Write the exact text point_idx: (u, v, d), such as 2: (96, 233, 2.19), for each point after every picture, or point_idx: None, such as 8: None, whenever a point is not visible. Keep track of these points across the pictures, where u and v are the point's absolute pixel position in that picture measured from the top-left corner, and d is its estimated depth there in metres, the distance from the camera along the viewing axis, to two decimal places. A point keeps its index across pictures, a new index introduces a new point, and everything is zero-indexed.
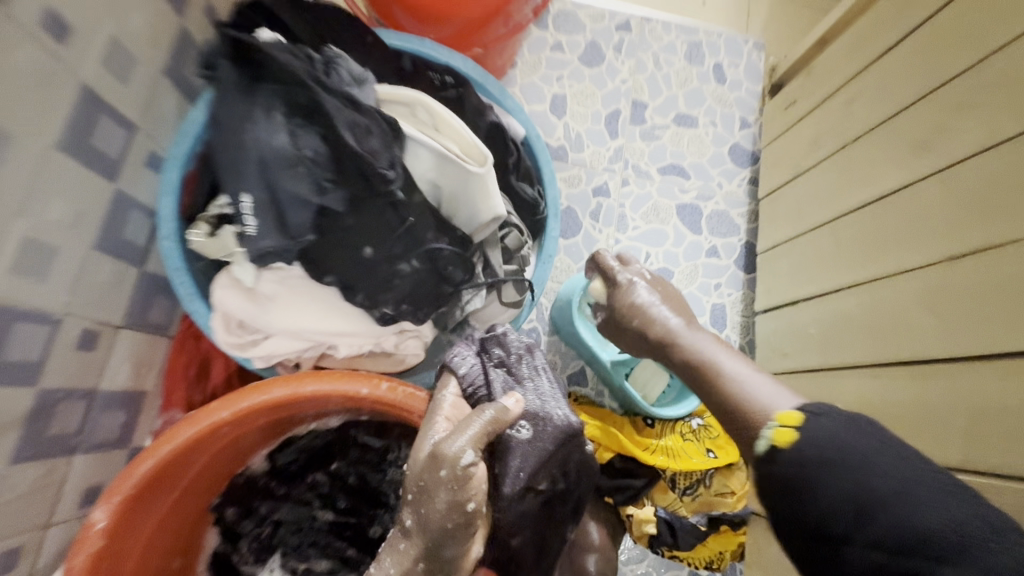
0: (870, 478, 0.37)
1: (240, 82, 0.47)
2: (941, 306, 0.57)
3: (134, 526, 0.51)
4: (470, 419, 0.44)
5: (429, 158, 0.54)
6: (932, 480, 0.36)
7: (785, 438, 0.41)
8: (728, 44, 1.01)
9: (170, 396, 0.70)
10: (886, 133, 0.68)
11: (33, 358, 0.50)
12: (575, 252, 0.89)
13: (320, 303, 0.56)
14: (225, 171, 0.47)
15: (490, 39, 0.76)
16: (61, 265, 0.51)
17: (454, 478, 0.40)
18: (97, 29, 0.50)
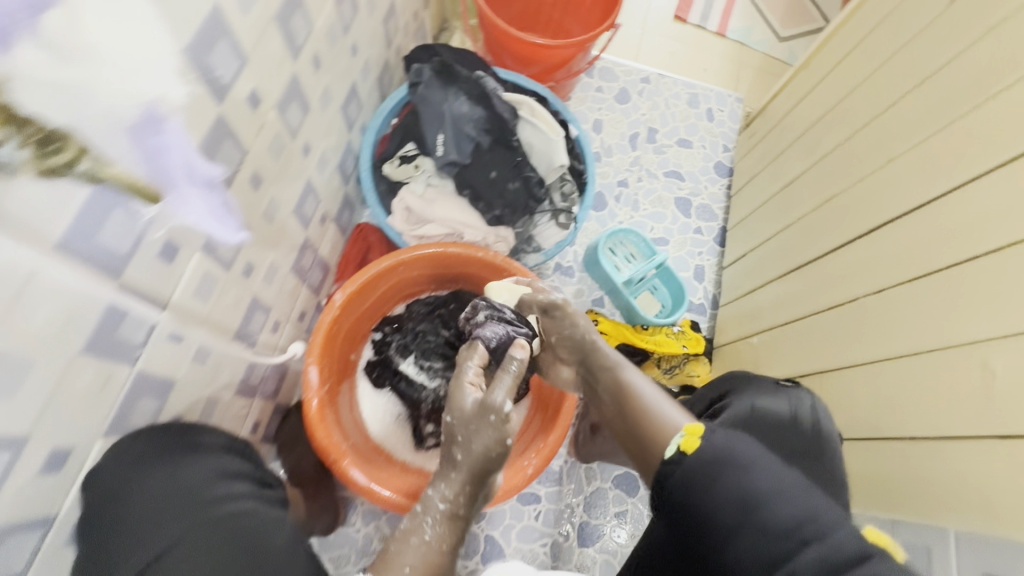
0: (752, 481, 0.57)
1: (442, 80, 0.96)
2: (821, 237, 0.96)
3: (349, 312, 0.94)
4: (501, 379, 0.74)
5: (530, 130, 1.00)
6: (775, 481, 0.57)
7: (691, 443, 0.62)
8: (718, 97, 1.47)
9: (342, 272, 1.12)
10: (801, 145, 1.10)
11: (309, 214, 0.93)
12: (601, 220, 1.31)
13: (456, 205, 1.00)
14: (429, 123, 0.94)
15: (561, 78, 1.23)
16: (327, 170, 0.96)
17: (498, 421, 0.70)
18: (364, 52, 0.97)
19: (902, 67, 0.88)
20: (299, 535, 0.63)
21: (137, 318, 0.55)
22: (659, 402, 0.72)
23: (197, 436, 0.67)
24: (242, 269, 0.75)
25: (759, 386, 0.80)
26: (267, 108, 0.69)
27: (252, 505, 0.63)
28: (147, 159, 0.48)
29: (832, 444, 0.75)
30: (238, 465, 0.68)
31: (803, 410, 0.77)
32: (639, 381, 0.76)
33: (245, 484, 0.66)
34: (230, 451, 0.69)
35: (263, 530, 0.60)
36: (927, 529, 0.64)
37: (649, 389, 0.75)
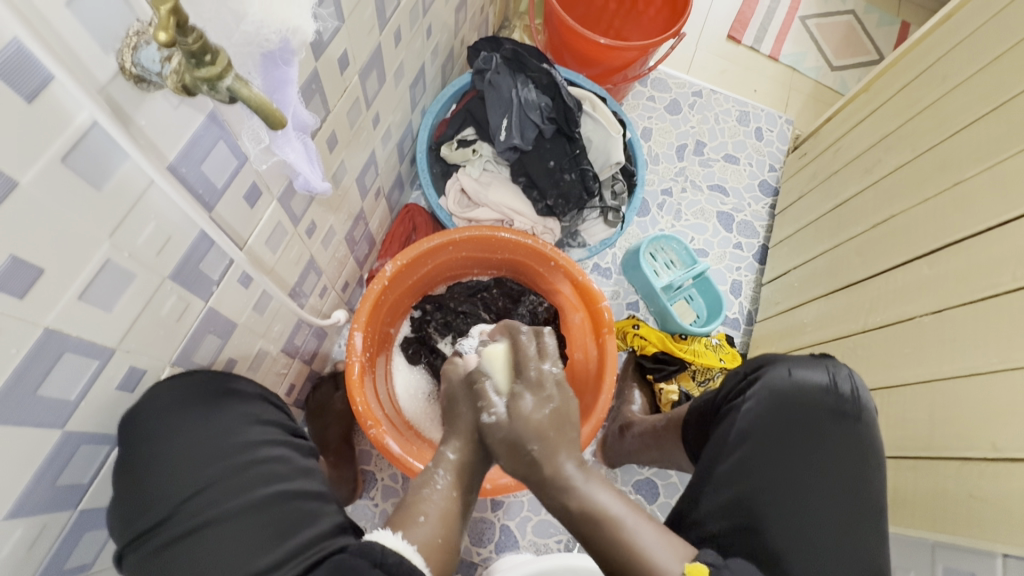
0: None
1: (512, 68, 1.00)
2: (872, 259, 0.96)
3: (395, 286, 0.96)
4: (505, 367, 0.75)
5: (591, 125, 1.03)
6: None
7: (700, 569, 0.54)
8: (767, 117, 1.48)
9: (386, 249, 1.14)
10: (856, 167, 1.11)
11: (368, 184, 0.95)
12: (643, 226, 1.32)
13: (508, 190, 1.03)
14: (494, 108, 0.99)
15: (619, 81, 1.24)
16: (389, 145, 0.97)
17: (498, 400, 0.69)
18: (439, 36, 0.99)
19: (972, 94, 0.89)
20: (325, 488, 0.64)
21: (218, 253, 0.57)
22: (631, 517, 0.57)
23: (233, 380, 0.64)
24: (306, 228, 0.77)
25: (794, 356, 0.77)
26: (351, 72, 0.71)
27: (284, 456, 0.63)
28: (271, 87, 0.43)
29: (867, 413, 0.73)
30: (271, 412, 0.67)
31: (842, 379, 0.74)
32: (604, 490, 0.59)
33: (278, 431, 0.65)
34: (263, 400, 0.67)
35: (295, 481, 0.61)
36: (974, 554, 0.64)
37: (614, 501, 0.59)
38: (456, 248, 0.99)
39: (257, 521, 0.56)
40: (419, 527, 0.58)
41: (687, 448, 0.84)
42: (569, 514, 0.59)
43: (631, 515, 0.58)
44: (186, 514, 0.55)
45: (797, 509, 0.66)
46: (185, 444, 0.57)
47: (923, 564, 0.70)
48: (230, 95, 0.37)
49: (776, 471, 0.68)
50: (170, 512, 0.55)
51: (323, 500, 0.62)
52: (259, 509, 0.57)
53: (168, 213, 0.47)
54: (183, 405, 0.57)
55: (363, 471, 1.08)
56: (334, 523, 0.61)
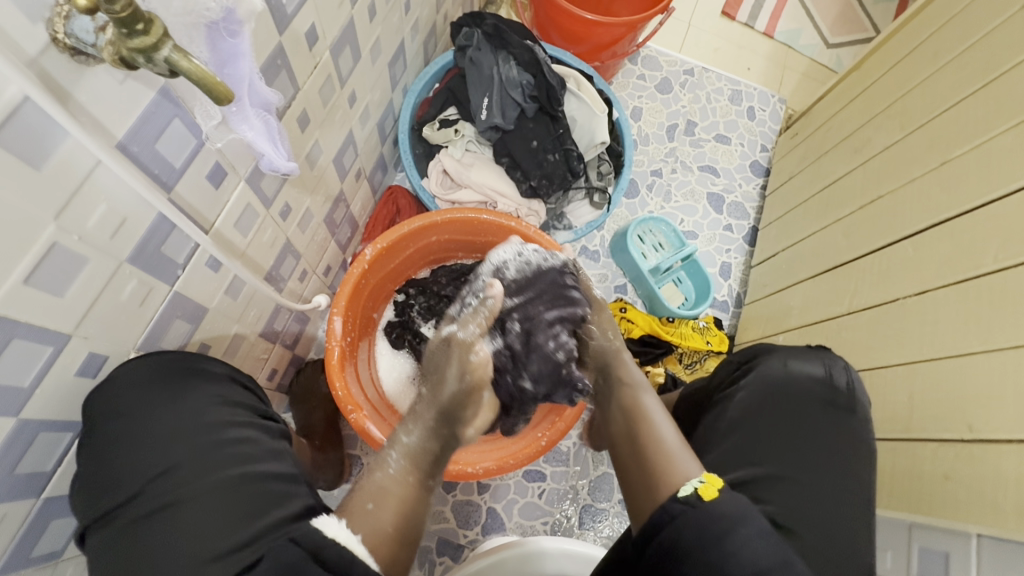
0: None
1: (493, 46, 0.97)
2: (858, 241, 0.95)
3: (375, 270, 0.94)
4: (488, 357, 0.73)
5: (575, 104, 1.00)
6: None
7: (710, 491, 0.56)
8: (760, 96, 1.45)
9: (370, 232, 1.12)
10: (846, 145, 1.09)
11: (347, 165, 0.93)
12: (631, 208, 1.30)
13: (491, 171, 1.01)
14: (475, 87, 0.96)
15: (607, 59, 1.21)
16: (369, 125, 0.95)
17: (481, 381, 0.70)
18: (418, 11, 0.96)
19: (964, 68, 0.86)
20: (297, 471, 0.64)
21: (181, 236, 0.55)
22: (678, 450, 0.63)
23: (203, 361, 0.63)
24: (280, 210, 0.75)
25: (791, 348, 0.76)
26: (321, 48, 0.69)
27: (255, 438, 0.62)
28: (220, 59, 0.41)
29: (862, 408, 0.72)
30: (243, 394, 0.66)
31: (837, 371, 0.73)
32: (661, 421, 0.67)
33: (250, 413, 0.65)
34: (233, 380, 0.66)
35: (267, 463, 0.61)
36: (949, 535, 0.64)
37: (667, 425, 0.67)
38: (438, 230, 0.96)
39: (224, 502, 0.55)
40: (367, 515, 0.57)
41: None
42: (630, 437, 0.68)
43: (679, 450, 0.63)
44: (153, 494, 0.55)
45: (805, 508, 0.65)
46: (151, 424, 0.57)
47: (899, 544, 0.70)
48: (169, 67, 0.35)
49: (773, 462, 0.67)
50: (135, 491, 0.54)
51: (295, 482, 0.62)
52: (223, 493, 0.56)
53: (121, 194, 0.45)
54: (153, 384, 0.56)
55: (348, 456, 1.08)
56: (308, 505, 0.61)
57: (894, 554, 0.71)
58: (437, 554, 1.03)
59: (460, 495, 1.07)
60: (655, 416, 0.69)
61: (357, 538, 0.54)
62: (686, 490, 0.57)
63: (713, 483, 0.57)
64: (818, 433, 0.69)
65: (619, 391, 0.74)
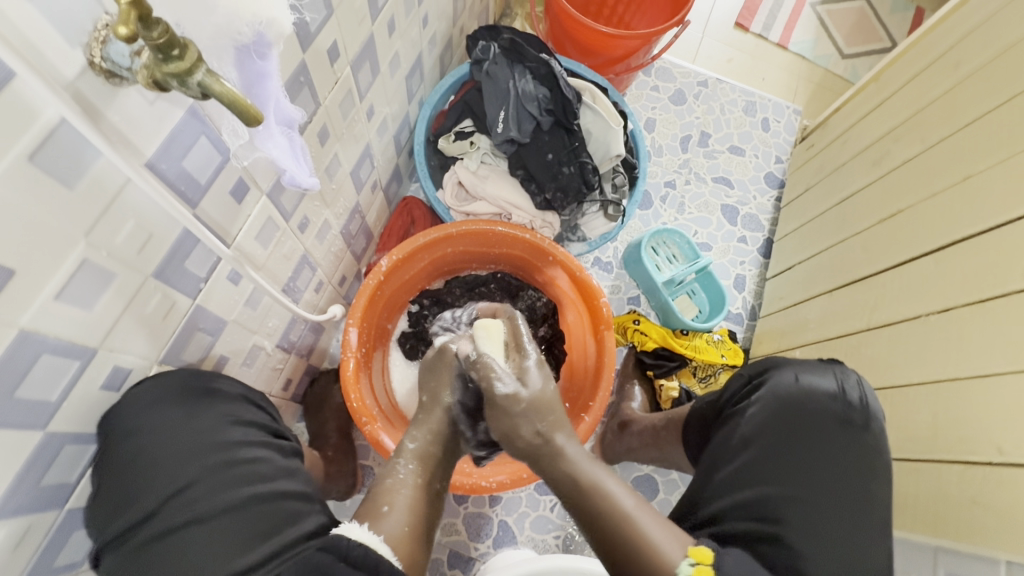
0: None
1: (509, 59, 0.97)
2: (877, 256, 0.94)
3: (389, 281, 0.94)
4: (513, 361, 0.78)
5: (590, 116, 1.00)
6: None
7: (705, 571, 0.56)
8: (775, 107, 1.45)
9: (384, 243, 1.13)
10: (864, 158, 1.08)
11: (363, 178, 0.94)
12: (645, 219, 1.29)
13: (506, 183, 1.01)
14: (491, 100, 0.96)
15: (621, 71, 1.21)
16: (385, 138, 0.96)
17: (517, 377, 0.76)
18: (435, 26, 0.97)
19: (986, 82, 0.85)
20: (308, 488, 0.64)
21: (204, 251, 0.56)
22: (639, 512, 0.59)
23: (216, 379, 0.64)
24: (298, 223, 0.76)
25: (804, 362, 0.75)
26: (342, 63, 0.70)
27: (266, 457, 0.63)
28: (248, 81, 0.42)
29: (876, 425, 0.70)
30: (255, 412, 0.67)
31: (850, 386, 0.72)
32: (603, 475, 0.63)
33: (261, 432, 0.65)
34: (247, 399, 0.67)
35: (278, 481, 0.61)
36: (976, 560, 0.62)
37: (623, 492, 0.61)
38: (452, 242, 0.97)
39: (236, 521, 0.56)
40: (384, 519, 0.60)
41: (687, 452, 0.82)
42: (576, 492, 0.62)
43: (638, 509, 0.60)
44: (165, 515, 0.55)
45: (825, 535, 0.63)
46: (166, 444, 0.57)
47: (923, 567, 0.69)
48: (202, 91, 0.36)
49: (779, 483, 0.65)
50: (151, 509, 0.55)
51: (306, 501, 0.62)
52: (237, 513, 0.57)
53: (148, 210, 0.46)
54: (166, 403, 0.57)
55: (361, 467, 1.08)
56: (320, 523, 0.62)
57: None
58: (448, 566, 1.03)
59: (473, 507, 1.06)
60: (608, 483, 0.62)
61: (380, 539, 0.57)
62: (685, 573, 0.56)
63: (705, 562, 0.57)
64: (833, 450, 0.68)
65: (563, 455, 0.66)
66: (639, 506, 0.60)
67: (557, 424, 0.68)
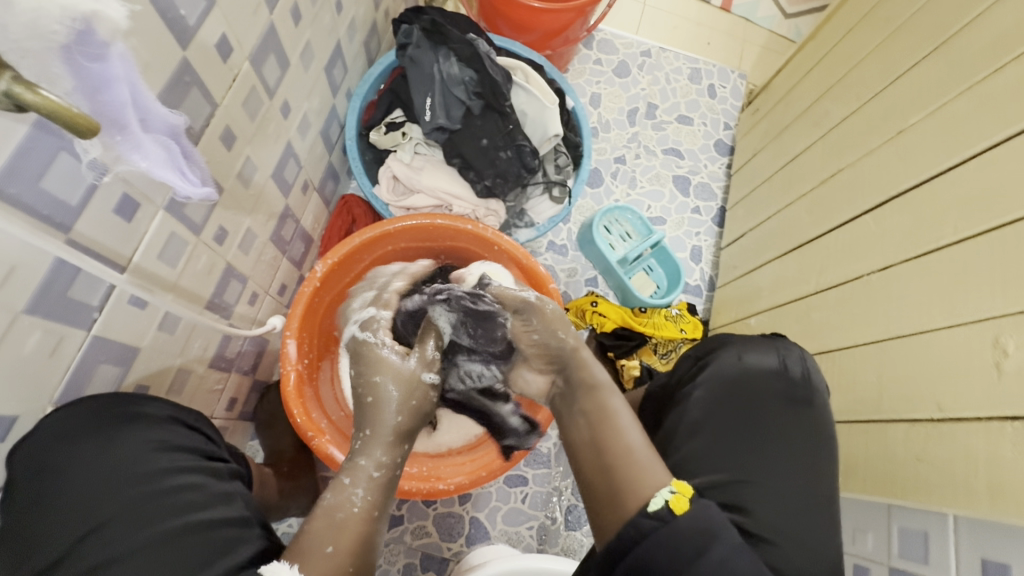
0: None
1: (431, 42, 0.90)
2: (823, 216, 0.93)
3: (328, 287, 0.89)
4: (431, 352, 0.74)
5: (525, 96, 0.95)
6: None
7: (680, 501, 0.55)
8: (720, 72, 1.42)
9: (325, 246, 1.08)
10: (806, 118, 1.07)
11: (290, 180, 0.89)
12: (597, 198, 1.27)
13: (445, 174, 0.96)
14: (416, 87, 0.89)
15: (558, 46, 1.17)
16: (310, 135, 0.91)
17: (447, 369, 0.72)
18: (352, 11, 0.91)
19: (916, 33, 0.84)
20: (248, 513, 0.59)
21: (92, 276, 0.51)
22: (643, 453, 0.61)
23: (139, 403, 0.59)
24: (214, 234, 0.70)
25: (745, 339, 0.74)
26: (238, 58, 0.64)
27: (199, 484, 0.57)
28: (90, 85, 0.37)
29: (820, 397, 0.70)
30: (186, 436, 0.61)
31: (792, 360, 0.72)
32: (627, 425, 0.64)
33: (193, 456, 0.60)
34: (175, 421, 0.61)
35: (212, 510, 0.56)
36: (925, 516, 0.62)
37: (635, 430, 0.63)
38: (394, 236, 0.92)
39: (164, 556, 0.50)
40: (325, 559, 0.52)
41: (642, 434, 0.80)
42: (590, 424, 0.66)
43: (648, 456, 0.60)
44: (82, 554, 0.50)
45: (785, 509, 0.63)
46: (81, 477, 0.52)
47: (879, 526, 0.69)
48: (15, 101, 0.31)
49: (728, 465, 0.65)
50: (63, 553, 0.49)
51: (244, 526, 0.57)
52: (165, 545, 0.51)
53: (2, 239, 0.41)
54: (77, 435, 0.52)
55: (323, 478, 1.04)
56: (259, 549, 0.56)
57: (875, 536, 0.69)
58: (422, 570, 1.01)
59: (442, 507, 1.04)
60: (622, 418, 0.66)
61: None
62: (659, 500, 0.56)
63: (682, 493, 0.56)
64: (780, 426, 0.68)
65: (583, 396, 0.70)
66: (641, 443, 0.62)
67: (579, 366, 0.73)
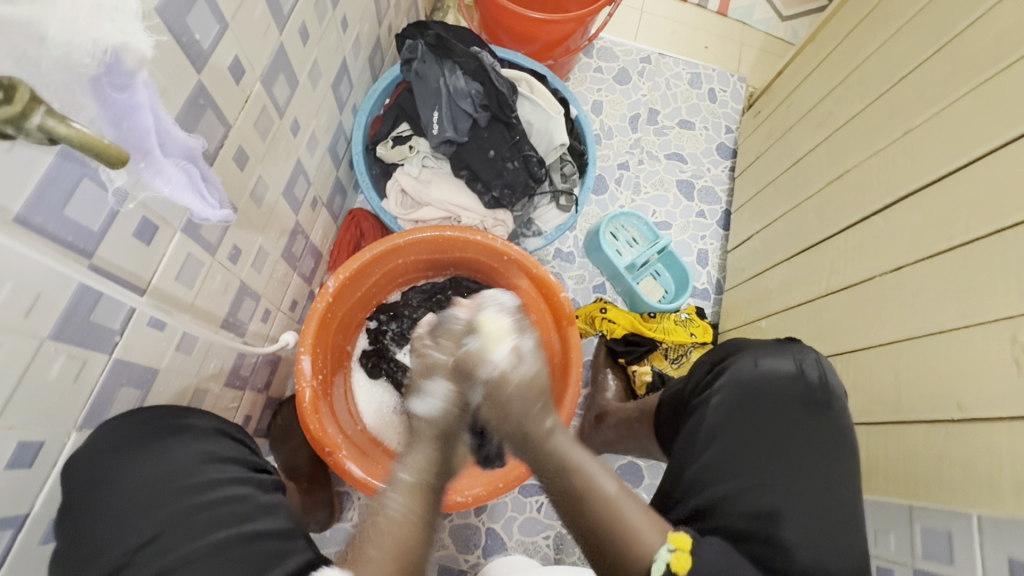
0: None
1: (436, 57, 0.91)
2: (830, 217, 0.93)
3: (340, 302, 0.90)
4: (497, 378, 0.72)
5: (530, 107, 0.95)
6: None
7: (682, 561, 0.54)
8: (719, 76, 1.43)
9: (334, 260, 1.08)
10: (808, 120, 1.08)
11: (300, 197, 0.90)
12: (602, 204, 1.27)
13: (452, 186, 0.97)
14: (423, 102, 0.90)
15: (559, 56, 1.18)
16: (318, 152, 0.92)
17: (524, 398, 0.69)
18: (357, 28, 0.92)
19: (916, 34, 0.85)
20: (293, 524, 0.60)
21: (113, 300, 0.51)
22: (623, 498, 0.58)
23: (186, 416, 0.62)
24: (228, 253, 0.71)
25: (761, 344, 0.74)
26: (250, 80, 0.65)
27: (245, 495, 0.58)
28: (115, 115, 0.38)
29: (837, 399, 0.70)
30: (231, 447, 0.63)
31: (808, 366, 0.72)
32: (596, 469, 0.60)
33: (240, 467, 0.61)
34: (221, 434, 0.64)
35: (258, 521, 0.57)
36: (948, 517, 0.62)
37: (605, 475, 0.60)
38: (405, 249, 0.93)
39: (217, 565, 0.52)
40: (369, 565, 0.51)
41: (660, 440, 0.80)
42: (559, 477, 0.61)
43: (625, 500, 0.58)
44: (138, 564, 0.51)
45: (811, 516, 0.63)
46: (137, 488, 0.55)
47: (901, 528, 0.69)
48: (47, 135, 0.32)
49: (749, 472, 0.65)
50: (121, 562, 0.51)
51: (289, 538, 0.58)
52: (216, 556, 0.53)
53: (28, 268, 0.41)
54: (131, 448, 0.55)
55: (338, 493, 1.04)
56: (305, 560, 0.57)
57: (898, 538, 0.69)
58: None
59: (458, 519, 1.03)
60: (587, 462, 0.61)
61: None
62: (660, 565, 0.54)
63: (682, 548, 0.55)
64: (799, 431, 0.68)
65: (549, 443, 0.64)
66: (615, 484, 0.59)
67: (537, 431, 0.64)
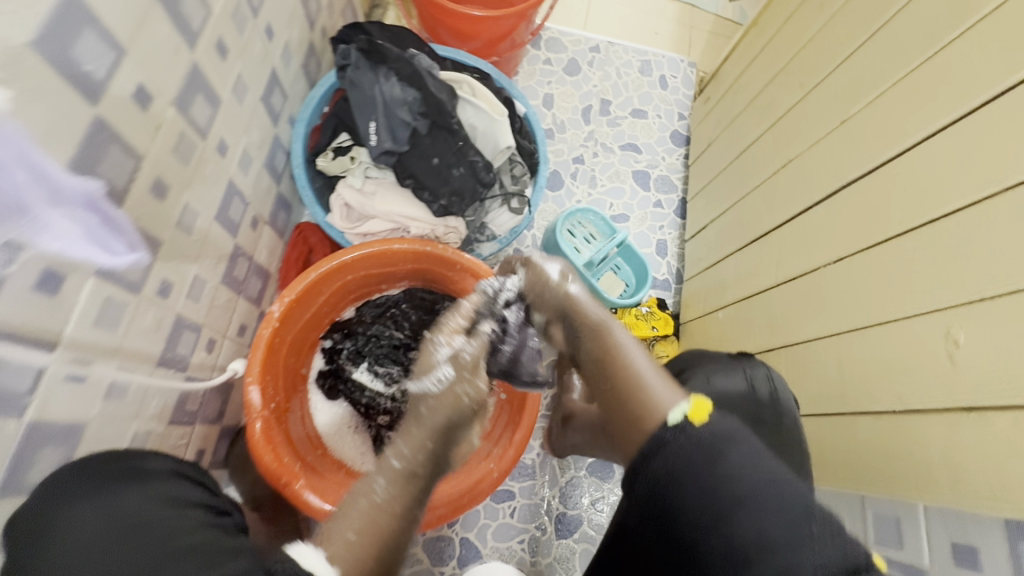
0: None
1: (369, 64, 0.86)
2: (779, 207, 0.94)
3: (288, 326, 0.86)
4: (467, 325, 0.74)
5: (472, 111, 0.92)
6: None
7: (699, 414, 0.57)
8: (669, 63, 1.42)
9: (284, 279, 1.05)
10: (754, 108, 1.08)
11: (237, 219, 0.86)
12: (559, 200, 1.26)
13: (400, 198, 0.93)
14: (360, 114, 0.85)
15: (503, 52, 1.16)
16: (253, 169, 0.87)
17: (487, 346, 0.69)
18: (284, 36, 0.88)
19: (852, 20, 0.85)
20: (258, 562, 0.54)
21: (18, 361, 0.48)
22: (652, 379, 0.63)
23: (142, 460, 0.60)
24: (157, 288, 0.67)
25: (714, 363, 0.75)
26: (161, 105, 0.61)
27: (209, 539, 0.53)
28: None
29: (790, 418, 0.71)
30: (191, 489, 0.60)
31: (759, 381, 0.73)
32: (632, 347, 0.67)
33: (201, 510, 0.57)
34: (180, 475, 0.61)
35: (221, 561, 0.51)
36: (898, 503, 0.63)
37: (640, 356, 0.66)
38: (354, 266, 0.90)
39: None
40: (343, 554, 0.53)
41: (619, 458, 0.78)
42: (598, 358, 0.68)
43: (656, 381, 0.63)
44: None
45: None
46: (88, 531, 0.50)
47: (854, 513, 0.69)
48: None
49: None
50: None
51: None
52: None
53: None
54: (84, 491, 0.52)
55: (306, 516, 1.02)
56: None
57: (852, 523, 0.70)
58: None
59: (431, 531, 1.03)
60: (629, 348, 0.67)
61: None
62: (675, 417, 0.57)
63: (700, 411, 0.57)
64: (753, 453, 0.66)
65: (587, 327, 0.70)
66: (647, 365, 0.65)
67: (577, 316, 0.71)
